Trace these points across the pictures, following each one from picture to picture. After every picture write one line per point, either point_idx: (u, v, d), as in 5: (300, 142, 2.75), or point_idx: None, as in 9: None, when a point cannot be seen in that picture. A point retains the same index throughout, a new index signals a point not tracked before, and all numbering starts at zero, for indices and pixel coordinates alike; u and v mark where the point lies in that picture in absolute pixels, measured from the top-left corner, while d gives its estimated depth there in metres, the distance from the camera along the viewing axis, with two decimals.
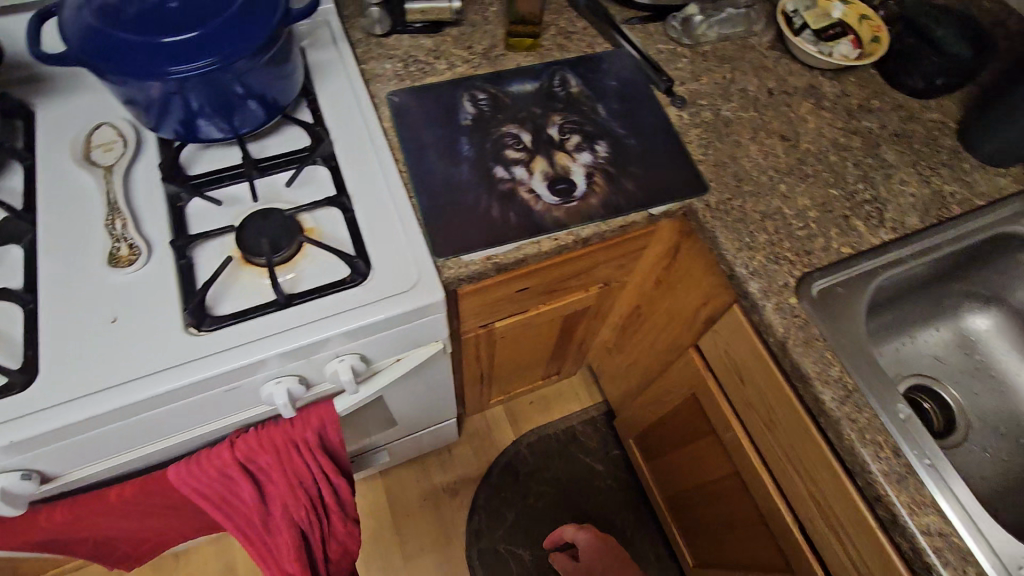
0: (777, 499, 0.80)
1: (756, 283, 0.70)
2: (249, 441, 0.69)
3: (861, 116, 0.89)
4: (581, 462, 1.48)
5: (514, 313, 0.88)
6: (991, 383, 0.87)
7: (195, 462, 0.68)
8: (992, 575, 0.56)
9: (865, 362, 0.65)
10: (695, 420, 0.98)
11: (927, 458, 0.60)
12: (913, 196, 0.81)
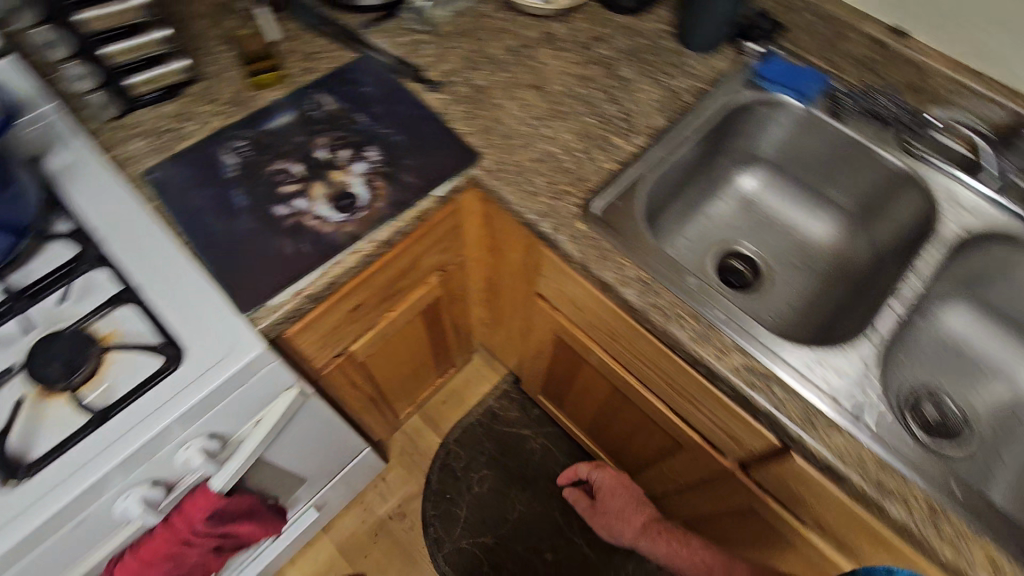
0: (646, 393, 0.89)
1: (546, 221, 0.78)
2: (130, 564, 0.69)
3: (594, 46, 0.99)
4: (508, 434, 1.54)
5: (364, 330, 0.90)
6: (774, 226, 1.02)
7: None
8: (794, 381, 0.67)
9: (652, 253, 0.75)
10: (570, 355, 1.07)
11: (720, 312, 0.70)
12: (653, 101, 0.92)
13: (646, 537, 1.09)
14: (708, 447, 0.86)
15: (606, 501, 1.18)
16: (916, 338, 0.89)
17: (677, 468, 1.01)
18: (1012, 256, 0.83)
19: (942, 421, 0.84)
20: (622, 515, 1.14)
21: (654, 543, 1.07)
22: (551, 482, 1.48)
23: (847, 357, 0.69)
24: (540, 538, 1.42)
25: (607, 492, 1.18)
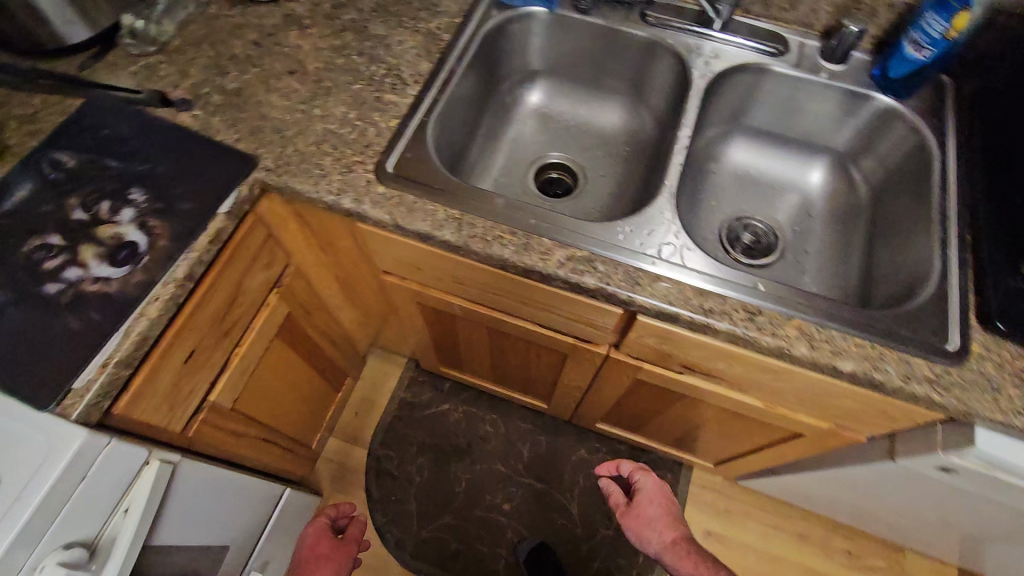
0: (514, 320, 0.94)
1: (346, 197, 0.76)
2: None
3: (339, 15, 0.97)
4: (429, 416, 1.55)
5: (219, 374, 0.86)
6: (572, 128, 1.09)
7: None
8: (615, 253, 0.73)
9: (457, 191, 0.77)
10: (441, 315, 1.08)
11: (532, 219, 0.75)
12: (414, 48, 0.92)
13: (668, 548, 0.94)
14: (583, 343, 0.92)
15: (647, 506, 1.00)
16: (716, 181, 1.01)
17: (572, 374, 1.08)
18: (755, 85, 0.95)
19: (759, 239, 0.97)
20: (653, 520, 0.98)
21: (682, 567, 0.90)
22: (485, 440, 1.52)
23: (650, 216, 0.77)
24: (493, 495, 1.45)
25: (648, 498, 1.01)
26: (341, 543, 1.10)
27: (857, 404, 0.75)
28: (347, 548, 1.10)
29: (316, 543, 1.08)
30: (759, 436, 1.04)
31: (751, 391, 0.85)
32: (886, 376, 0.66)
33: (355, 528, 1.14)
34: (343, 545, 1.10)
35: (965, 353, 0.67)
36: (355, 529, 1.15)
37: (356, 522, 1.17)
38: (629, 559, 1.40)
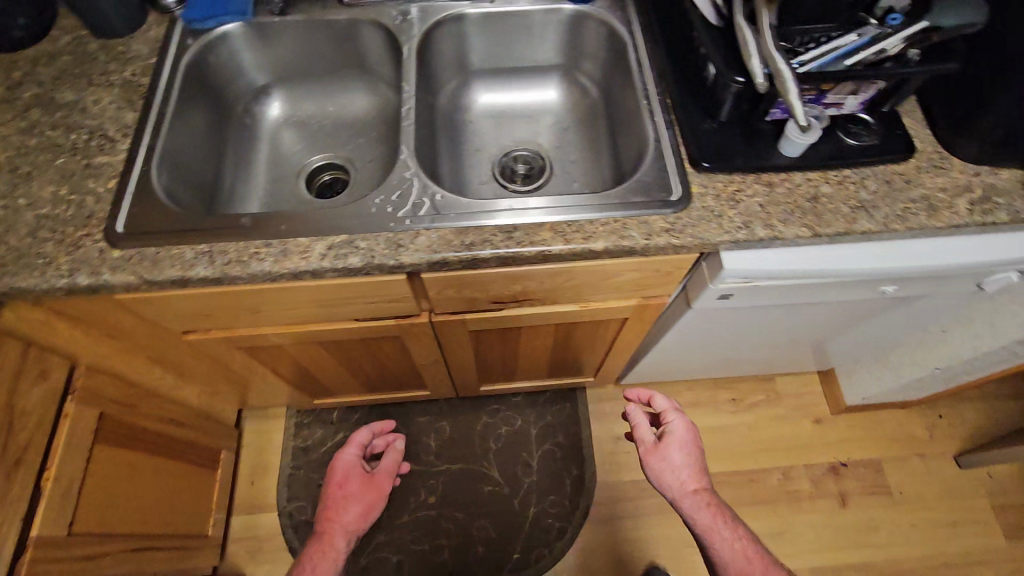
0: (333, 325, 0.94)
1: (82, 275, 0.72)
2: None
3: (18, 92, 0.88)
4: (328, 452, 1.52)
5: (29, 507, 0.78)
6: (328, 126, 1.09)
7: None
8: (373, 226, 0.75)
9: (197, 226, 0.75)
10: (270, 350, 1.05)
11: (282, 224, 0.75)
12: (112, 102, 0.86)
13: (694, 495, 0.91)
14: (404, 320, 0.94)
15: (674, 445, 0.94)
16: (474, 129, 1.06)
17: (422, 352, 1.11)
18: (460, 32, 0.99)
19: (531, 164, 1.03)
20: (676, 469, 0.93)
21: (703, 514, 0.89)
22: None
23: (395, 180, 0.79)
24: (417, 495, 1.47)
25: (677, 438, 0.95)
26: (374, 477, 1.06)
27: (635, 275, 0.84)
28: (381, 481, 1.06)
29: (347, 479, 1.04)
30: (601, 335, 1.13)
31: (559, 300, 0.92)
32: (632, 240, 0.75)
33: (391, 463, 1.09)
34: (377, 476, 1.07)
35: (688, 196, 0.78)
36: (390, 461, 1.10)
37: (392, 454, 1.10)
38: (558, 493, 1.48)
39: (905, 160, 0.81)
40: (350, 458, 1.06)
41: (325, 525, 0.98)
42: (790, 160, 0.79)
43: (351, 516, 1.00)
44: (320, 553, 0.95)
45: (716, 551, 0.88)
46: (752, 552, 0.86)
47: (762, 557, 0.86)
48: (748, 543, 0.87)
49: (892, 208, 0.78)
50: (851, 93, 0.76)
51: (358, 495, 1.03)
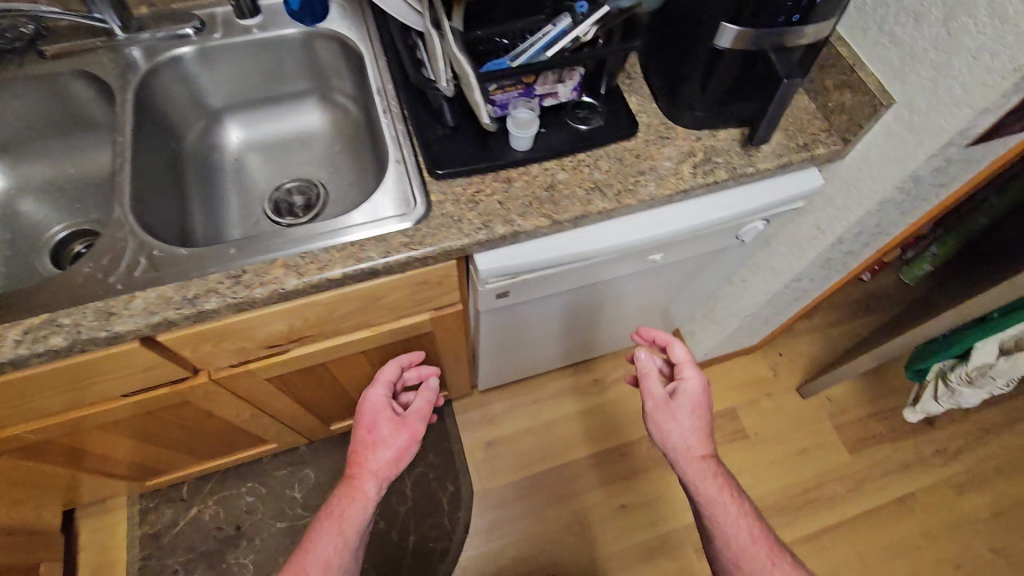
0: (98, 406, 0.87)
1: None
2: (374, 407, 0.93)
3: None
4: (182, 531, 1.40)
5: None
6: (67, 191, 0.97)
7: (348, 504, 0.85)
8: (79, 300, 0.68)
9: None
10: (45, 448, 0.95)
11: None
12: None
13: (697, 465, 0.84)
14: (182, 382, 0.88)
15: (684, 403, 0.87)
16: (241, 167, 1.01)
17: (231, 409, 1.04)
18: (186, 73, 0.93)
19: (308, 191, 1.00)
20: (684, 435, 0.85)
21: (708, 487, 0.82)
22: (253, 511, 1.43)
23: (108, 242, 0.72)
24: (287, 553, 1.39)
25: (684, 400, 0.87)
26: (403, 420, 0.92)
27: (402, 292, 0.83)
28: (409, 427, 0.91)
29: (375, 425, 0.91)
30: (421, 353, 1.11)
31: (342, 329, 0.89)
32: (370, 262, 0.73)
33: (421, 406, 0.92)
34: (405, 421, 0.92)
35: (426, 207, 0.77)
36: (421, 406, 0.93)
37: (423, 397, 0.94)
38: (436, 514, 1.45)
39: (635, 136, 0.85)
40: (379, 400, 0.94)
41: (355, 467, 0.88)
42: (526, 153, 0.80)
43: (380, 461, 0.88)
44: (349, 500, 0.85)
45: (713, 530, 0.81)
46: (758, 535, 0.79)
47: (765, 538, 0.79)
48: (754, 522, 0.81)
49: (624, 184, 0.81)
50: (562, 81, 0.78)
51: (386, 443, 0.90)
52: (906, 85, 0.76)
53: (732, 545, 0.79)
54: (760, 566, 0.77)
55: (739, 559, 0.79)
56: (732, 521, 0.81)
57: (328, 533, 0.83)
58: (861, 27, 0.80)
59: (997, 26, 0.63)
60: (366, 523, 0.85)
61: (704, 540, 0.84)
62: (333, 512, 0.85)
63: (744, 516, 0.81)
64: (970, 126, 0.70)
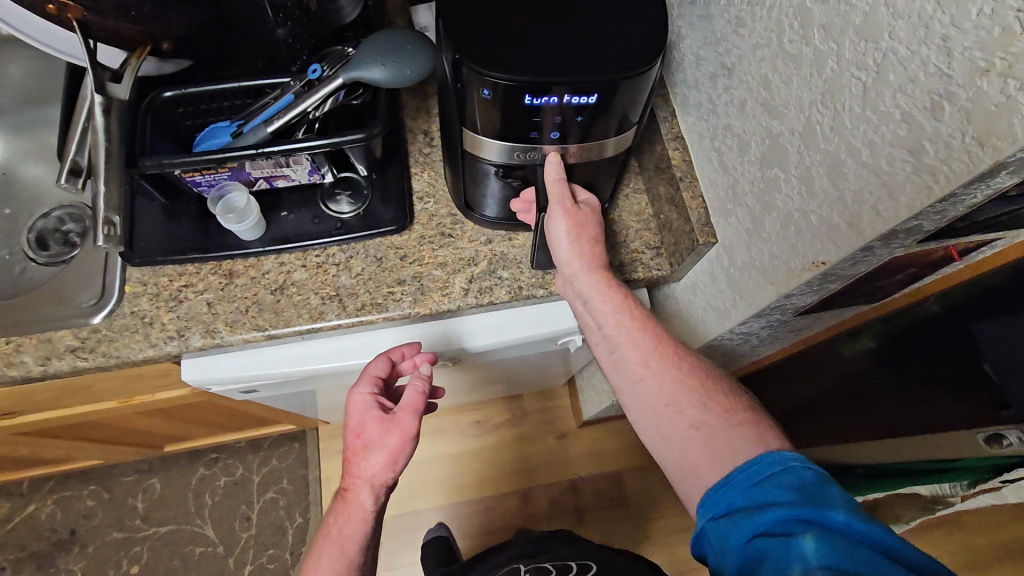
0: None
1: None
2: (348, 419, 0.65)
3: None
4: (16, 528, 1.38)
5: None
6: None
7: (340, 531, 0.64)
8: None
9: None
10: None
11: None
12: None
13: (590, 275, 0.59)
14: None
15: (592, 215, 0.61)
16: (11, 179, 0.87)
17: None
18: None
19: (82, 218, 0.83)
20: (592, 246, 0.60)
21: (609, 299, 0.58)
22: (90, 516, 1.39)
23: None
24: (117, 566, 1.36)
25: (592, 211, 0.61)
26: (390, 418, 0.63)
27: (112, 382, 0.70)
28: (403, 426, 0.63)
29: (362, 429, 0.63)
30: (215, 412, 1.00)
31: (67, 405, 0.78)
32: (21, 368, 0.60)
33: (414, 398, 0.63)
34: (395, 418, 0.63)
35: (114, 300, 0.63)
36: (413, 400, 0.63)
37: (413, 385, 0.64)
38: (277, 545, 1.37)
39: (408, 228, 0.68)
40: (363, 398, 0.64)
41: (346, 475, 0.65)
42: (256, 244, 0.64)
43: (374, 470, 0.63)
44: (342, 515, 0.64)
45: (612, 341, 0.58)
46: (662, 339, 0.57)
47: (670, 343, 0.57)
48: (653, 324, 0.58)
49: (371, 295, 0.65)
50: (288, 165, 0.60)
51: (379, 448, 0.62)
52: (728, 225, 0.58)
53: (637, 353, 0.56)
54: (678, 382, 0.54)
55: (648, 362, 0.56)
56: (636, 327, 0.57)
57: (323, 554, 0.63)
58: (697, 131, 0.61)
59: (803, 196, 0.45)
60: (370, 541, 0.65)
61: (602, 358, 0.60)
62: (329, 531, 0.65)
63: (645, 322, 0.58)
64: (781, 305, 0.53)
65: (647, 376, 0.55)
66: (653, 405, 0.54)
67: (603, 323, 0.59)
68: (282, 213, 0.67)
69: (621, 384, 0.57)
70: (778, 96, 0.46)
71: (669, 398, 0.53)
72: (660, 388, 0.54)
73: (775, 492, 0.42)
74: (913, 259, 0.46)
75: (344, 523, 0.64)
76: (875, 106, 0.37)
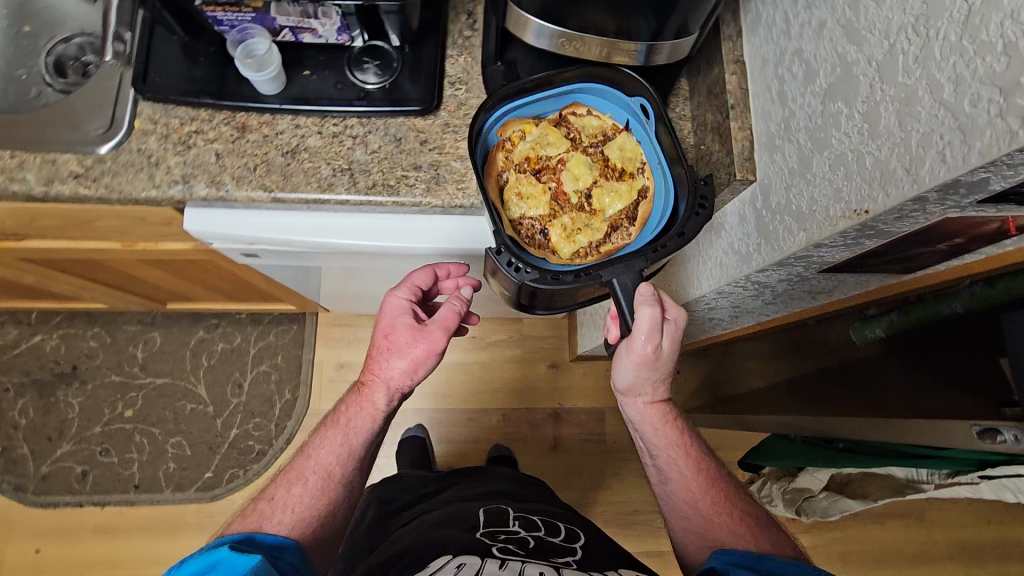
0: None
1: None
2: (377, 329, 0.65)
3: None
4: (21, 354, 1.44)
5: None
6: None
7: (350, 426, 0.65)
8: None
9: None
10: None
11: None
12: None
13: (650, 410, 0.68)
14: None
15: (672, 352, 0.60)
16: None
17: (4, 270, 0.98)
18: None
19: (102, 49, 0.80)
20: (657, 381, 0.64)
21: (665, 434, 0.68)
22: (90, 356, 1.45)
23: None
24: (113, 407, 1.42)
25: (676, 339, 0.58)
26: (423, 328, 0.63)
27: (115, 221, 0.70)
28: (431, 339, 0.63)
29: (391, 331, 0.63)
30: (214, 274, 1.00)
31: (70, 237, 0.77)
32: (23, 185, 0.59)
33: (451, 315, 0.63)
34: (426, 330, 0.63)
35: (125, 132, 0.61)
36: (446, 317, 0.64)
37: (452, 304, 0.64)
38: (264, 416, 1.43)
39: (434, 113, 0.64)
40: (401, 303, 0.64)
41: (366, 372, 0.65)
42: (274, 99, 0.61)
43: (395, 374, 0.63)
44: (354, 408, 0.66)
45: (665, 471, 0.69)
46: (708, 479, 0.69)
47: (715, 483, 0.69)
48: (703, 462, 0.70)
49: (385, 175, 0.62)
50: (316, 16, 0.56)
51: (403, 354, 0.63)
52: (772, 163, 0.54)
53: (687, 492, 0.68)
54: (719, 527, 0.65)
55: (695, 503, 0.67)
56: (688, 465, 0.69)
57: (330, 441, 0.66)
58: (761, 55, 0.57)
59: (861, 136, 0.41)
60: (374, 439, 0.67)
61: (652, 475, 0.71)
62: (339, 418, 0.66)
63: (697, 460, 0.69)
64: (808, 255, 0.50)
65: (695, 516, 0.66)
66: (696, 538, 0.65)
67: (659, 453, 0.69)
68: (305, 71, 0.63)
69: (669, 504, 0.69)
70: (865, 18, 0.41)
71: (713, 539, 0.64)
72: (705, 528, 0.66)
73: (786, 565, 0.55)
74: (961, 226, 0.43)
75: (353, 417, 0.65)
76: (974, 35, 0.32)
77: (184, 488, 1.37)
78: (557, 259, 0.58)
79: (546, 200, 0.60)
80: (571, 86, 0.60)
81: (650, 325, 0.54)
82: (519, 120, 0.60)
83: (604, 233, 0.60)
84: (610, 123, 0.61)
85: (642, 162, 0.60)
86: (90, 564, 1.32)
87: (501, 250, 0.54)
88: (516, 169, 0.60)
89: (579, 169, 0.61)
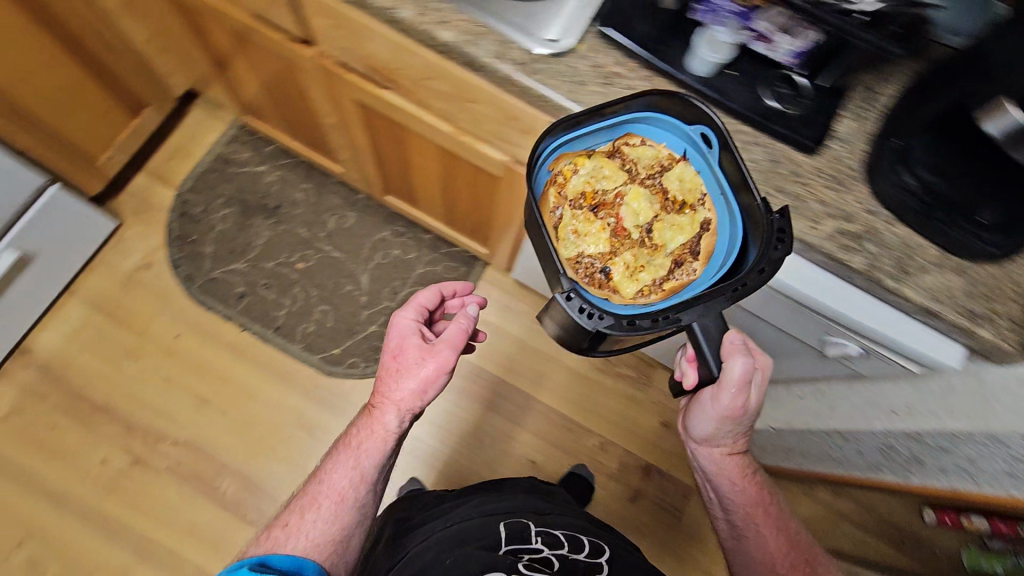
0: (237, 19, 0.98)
1: None
2: (386, 349, 0.74)
3: None
4: (244, 174, 1.61)
5: None
6: None
7: (361, 452, 0.73)
8: None
9: None
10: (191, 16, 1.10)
11: None
12: None
13: (726, 462, 0.79)
14: (297, 46, 0.95)
15: (756, 403, 0.70)
16: None
17: (323, 104, 1.11)
18: None
19: None
20: (737, 435, 0.75)
21: (740, 487, 0.79)
22: (293, 204, 1.59)
23: None
24: (289, 254, 1.55)
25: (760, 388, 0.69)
26: (430, 348, 0.71)
27: (492, 111, 0.79)
28: (440, 357, 0.71)
29: (402, 351, 0.72)
30: (477, 190, 1.10)
31: (429, 105, 0.88)
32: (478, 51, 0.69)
33: (457, 335, 0.72)
34: (434, 349, 0.71)
35: (567, 44, 0.68)
36: (452, 336, 0.72)
37: (459, 322, 0.73)
38: None
39: (811, 155, 0.70)
40: (408, 325, 0.74)
41: (378, 395, 0.73)
42: (695, 81, 0.68)
43: (407, 394, 0.71)
44: (366, 430, 0.74)
45: (739, 526, 0.80)
46: (781, 532, 0.79)
47: (789, 540, 0.79)
48: (777, 517, 0.80)
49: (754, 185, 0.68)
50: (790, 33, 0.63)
51: (415, 373, 0.70)
52: None
53: (763, 546, 0.78)
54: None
55: (770, 554, 0.77)
56: (764, 522, 0.79)
57: (342, 464, 0.73)
58: None
59: None
60: (384, 461, 0.74)
61: (726, 529, 0.82)
62: (351, 443, 0.74)
63: (770, 514, 0.79)
64: None
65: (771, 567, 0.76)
66: None
67: (734, 507, 0.80)
68: (728, 71, 0.69)
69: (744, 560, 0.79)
70: None
71: None
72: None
73: None
74: None
75: (369, 443, 0.73)
76: None
77: (311, 352, 1.47)
78: (619, 299, 0.58)
79: (605, 237, 0.61)
80: (627, 116, 0.60)
81: (741, 374, 0.63)
82: (569, 153, 0.61)
83: (667, 269, 0.60)
84: (665, 153, 0.62)
85: (701, 193, 0.61)
86: (211, 371, 1.44)
87: (571, 296, 0.54)
88: (570, 205, 0.61)
89: (638, 204, 0.61)
